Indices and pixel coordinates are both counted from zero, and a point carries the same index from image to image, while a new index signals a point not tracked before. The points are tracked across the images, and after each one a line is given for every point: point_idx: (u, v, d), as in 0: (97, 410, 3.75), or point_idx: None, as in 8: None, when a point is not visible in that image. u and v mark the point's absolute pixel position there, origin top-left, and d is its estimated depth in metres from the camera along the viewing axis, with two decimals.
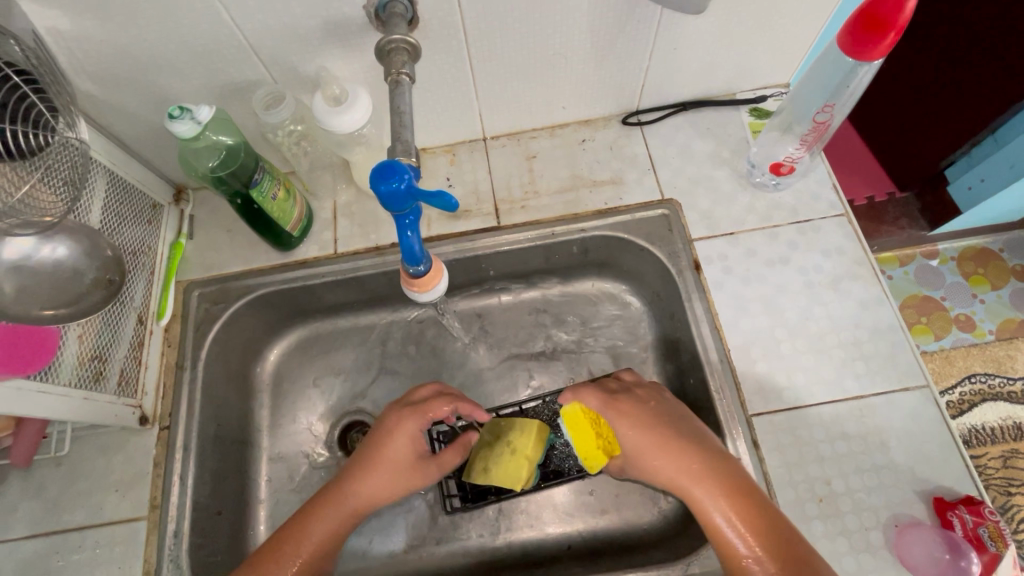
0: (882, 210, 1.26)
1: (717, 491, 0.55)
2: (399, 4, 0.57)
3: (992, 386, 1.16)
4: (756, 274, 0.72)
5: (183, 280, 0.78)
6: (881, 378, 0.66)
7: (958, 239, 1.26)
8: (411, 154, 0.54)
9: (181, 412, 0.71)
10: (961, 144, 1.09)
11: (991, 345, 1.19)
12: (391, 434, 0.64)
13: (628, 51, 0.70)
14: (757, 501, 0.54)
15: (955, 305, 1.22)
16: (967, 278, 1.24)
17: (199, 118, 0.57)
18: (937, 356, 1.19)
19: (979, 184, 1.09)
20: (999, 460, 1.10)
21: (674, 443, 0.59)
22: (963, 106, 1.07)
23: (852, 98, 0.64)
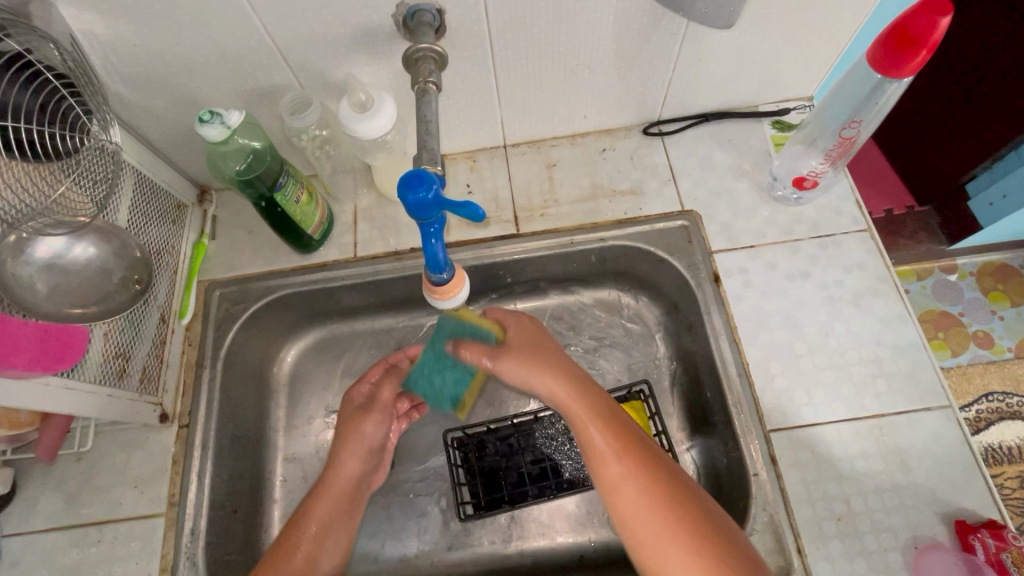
0: (900, 224, 1.25)
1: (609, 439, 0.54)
2: (427, 13, 0.58)
3: (1010, 405, 1.14)
4: (776, 288, 0.71)
5: (204, 280, 0.79)
6: (902, 397, 0.65)
7: (979, 254, 1.24)
8: (437, 163, 0.55)
9: (200, 410, 0.72)
10: (981, 159, 1.09)
11: (1010, 363, 1.17)
12: (346, 413, 0.71)
13: (653, 61, 0.70)
14: (652, 451, 0.54)
15: (973, 321, 1.21)
16: (986, 293, 1.22)
17: (228, 122, 0.58)
18: (953, 372, 1.17)
19: (1001, 200, 1.07)
20: (1016, 479, 1.08)
21: (565, 373, 0.58)
22: (988, 122, 1.05)
23: (879, 114, 0.64)
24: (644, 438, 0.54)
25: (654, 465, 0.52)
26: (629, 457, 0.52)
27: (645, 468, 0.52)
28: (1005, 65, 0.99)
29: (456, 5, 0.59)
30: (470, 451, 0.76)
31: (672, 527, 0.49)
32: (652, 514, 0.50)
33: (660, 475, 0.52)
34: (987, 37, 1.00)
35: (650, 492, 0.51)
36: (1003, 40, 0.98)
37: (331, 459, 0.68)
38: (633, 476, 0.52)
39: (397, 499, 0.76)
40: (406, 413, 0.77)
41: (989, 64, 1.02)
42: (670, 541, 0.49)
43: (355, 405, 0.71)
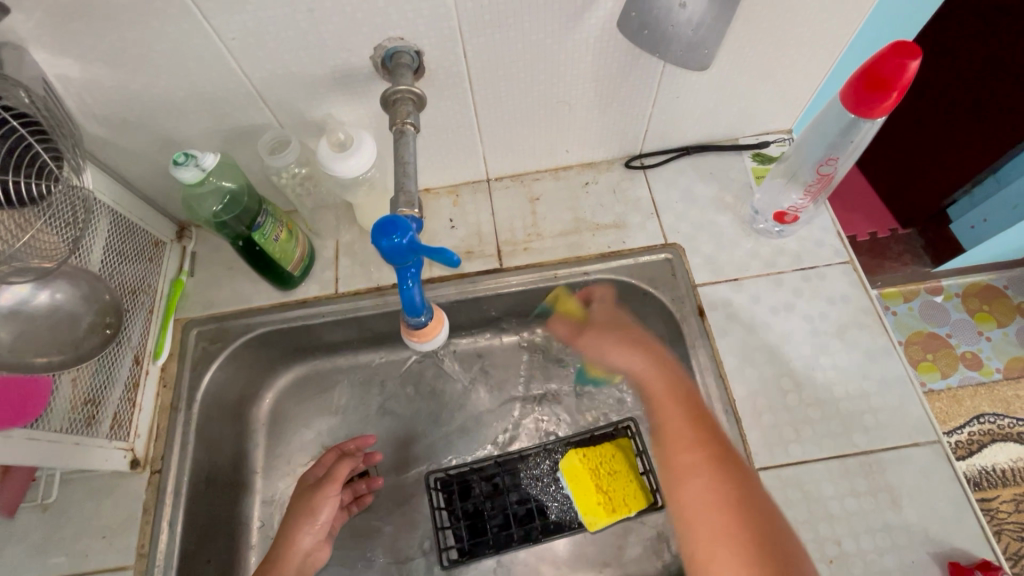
0: (884, 247, 1.27)
1: (695, 433, 0.61)
2: (405, 56, 0.58)
3: (1001, 427, 1.13)
4: (761, 321, 0.71)
5: (182, 318, 0.78)
6: (890, 433, 0.64)
7: (962, 275, 1.25)
8: (414, 205, 0.53)
9: (174, 455, 0.70)
10: (961, 184, 1.11)
11: (999, 385, 1.17)
12: (300, 489, 0.71)
13: (633, 98, 0.71)
14: (739, 477, 0.57)
15: (961, 342, 1.21)
16: (972, 315, 1.23)
17: (203, 164, 0.56)
18: (944, 394, 1.17)
19: (982, 224, 1.09)
20: (1011, 503, 1.07)
21: (666, 378, 0.66)
22: (969, 149, 1.08)
23: (854, 152, 0.65)
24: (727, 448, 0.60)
25: (735, 488, 0.56)
26: (705, 468, 0.58)
27: (714, 485, 0.57)
28: (993, 94, 1.01)
29: (435, 46, 0.59)
30: (453, 493, 0.73)
31: (734, 527, 0.54)
32: (714, 536, 0.54)
33: (743, 493, 0.55)
34: (972, 66, 1.03)
35: (716, 514, 0.55)
36: (993, 70, 0.99)
37: (279, 534, 0.68)
38: (705, 486, 0.57)
39: (379, 542, 0.74)
40: (348, 505, 0.75)
41: (976, 92, 1.04)
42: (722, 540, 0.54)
43: (309, 481, 0.72)
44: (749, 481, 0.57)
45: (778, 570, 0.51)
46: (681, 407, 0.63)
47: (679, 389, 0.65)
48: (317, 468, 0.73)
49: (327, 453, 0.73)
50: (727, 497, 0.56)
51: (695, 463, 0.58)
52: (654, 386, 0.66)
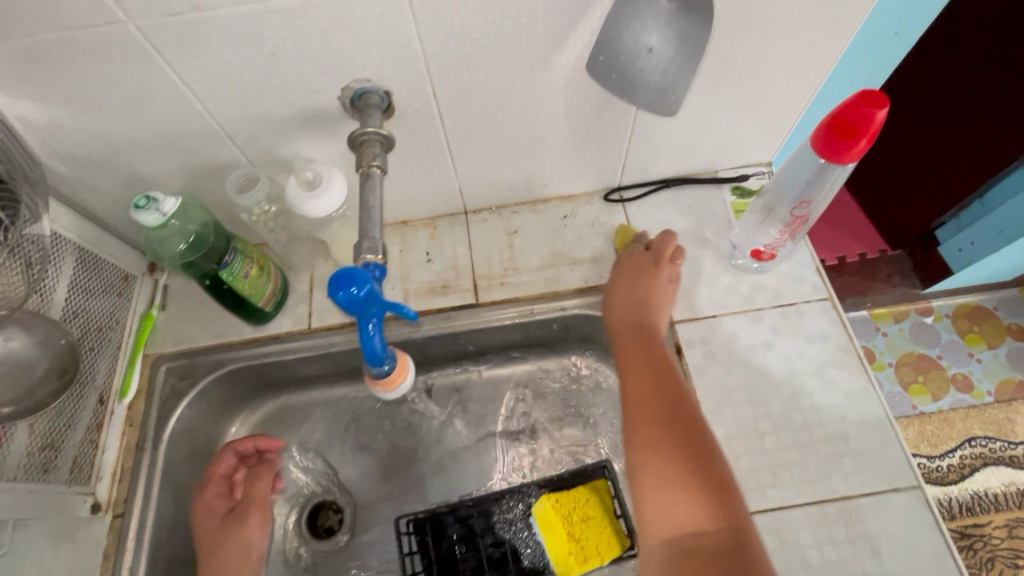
0: (874, 268, 1.27)
1: (648, 367, 0.62)
2: (374, 95, 0.58)
3: (993, 450, 1.12)
4: (739, 360, 0.69)
5: (151, 353, 0.76)
6: (869, 477, 0.63)
7: (952, 296, 1.25)
8: (378, 251, 0.53)
9: (138, 497, 0.68)
10: (949, 208, 1.12)
11: (990, 407, 1.16)
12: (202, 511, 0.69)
13: (607, 133, 0.70)
14: (681, 407, 0.58)
15: (952, 364, 1.20)
16: (963, 336, 1.22)
17: (164, 208, 0.55)
18: (935, 417, 1.16)
19: (970, 247, 1.10)
20: (1004, 529, 1.06)
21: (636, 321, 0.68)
22: (956, 176, 1.08)
23: (826, 194, 0.65)
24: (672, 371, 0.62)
25: (674, 414, 0.57)
26: (651, 395, 0.60)
27: (655, 410, 0.58)
28: (978, 124, 1.01)
29: (403, 87, 0.58)
30: (425, 535, 0.70)
31: (666, 446, 0.55)
32: (646, 451, 0.56)
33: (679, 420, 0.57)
34: (957, 95, 1.03)
35: (651, 434, 0.56)
36: (977, 100, 1.00)
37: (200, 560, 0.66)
38: (646, 411, 0.59)
39: None
40: None
41: (962, 122, 1.04)
42: (652, 455, 0.55)
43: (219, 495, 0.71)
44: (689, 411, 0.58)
45: (698, 488, 0.52)
46: (640, 346, 0.65)
47: (641, 328, 0.67)
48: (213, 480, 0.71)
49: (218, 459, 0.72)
50: (663, 420, 0.57)
51: (642, 390, 0.60)
52: (623, 330, 0.68)
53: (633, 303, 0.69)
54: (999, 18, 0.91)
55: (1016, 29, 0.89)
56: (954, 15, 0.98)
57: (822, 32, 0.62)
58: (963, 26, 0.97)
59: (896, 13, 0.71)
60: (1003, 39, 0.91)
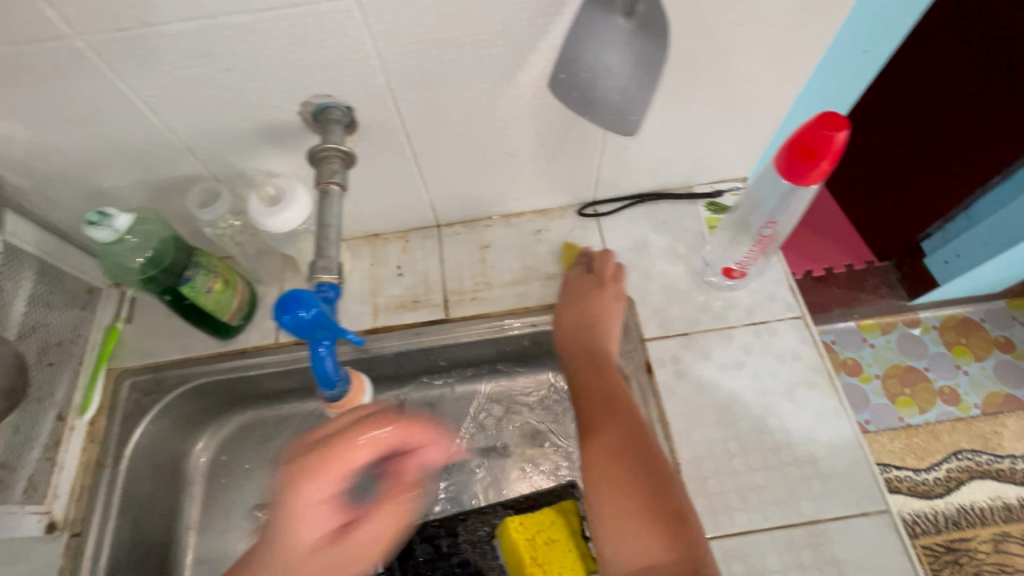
0: (863, 278, 1.26)
1: (600, 392, 0.62)
2: (336, 110, 0.57)
3: (979, 463, 1.11)
4: (709, 379, 0.69)
5: (115, 367, 0.74)
6: (838, 500, 0.62)
7: (940, 308, 1.24)
8: (333, 270, 0.52)
9: (96, 516, 0.66)
10: (935, 220, 1.11)
11: (977, 420, 1.15)
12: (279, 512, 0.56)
13: (578, 149, 0.70)
14: (636, 428, 0.57)
15: (940, 376, 1.19)
16: (951, 347, 1.22)
17: (117, 225, 0.54)
18: (921, 429, 1.15)
19: (955, 259, 1.09)
20: (989, 543, 1.05)
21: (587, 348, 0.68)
22: (941, 189, 1.08)
23: (790, 217, 0.65)
24: (624, 395, 0.61)
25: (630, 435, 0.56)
26: (606, 417, 0.58)
27: (611, 431, 0.57)
28: (965, 136, 1.00)
29: (365, 103, 0.58)
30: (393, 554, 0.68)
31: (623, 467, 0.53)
32: (603, 473, 0.54)
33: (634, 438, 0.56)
34: (942, 109, 1.03)
35: (607, 457, 0.55)
36: (964, 111, 0.99)
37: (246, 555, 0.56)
38: (601, 433, 0.57)
39: None
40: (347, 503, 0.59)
41: (948, 133, 1.03)
42: (606, 477, 0.53)
43: (304, 513, 0.55)
44: (644, 432, 0.57)
45: (655, 510, 0.50)
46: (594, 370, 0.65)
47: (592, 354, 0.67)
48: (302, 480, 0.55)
49: (327, 460, 0.55)
50: (618, 443, 0.55)
51: (597, 413, 0.59)
52: (577, 357, 0.67)
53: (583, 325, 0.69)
54: (988, 29, 0.90)
55: (1001, 43, 0.89)
56: (941, 26, 0.97)
57: (789, 51, 0.62)
58: (947, 40, 0.97)
59: (861, 35, 0.67)
60: (993, 50, 0.90)
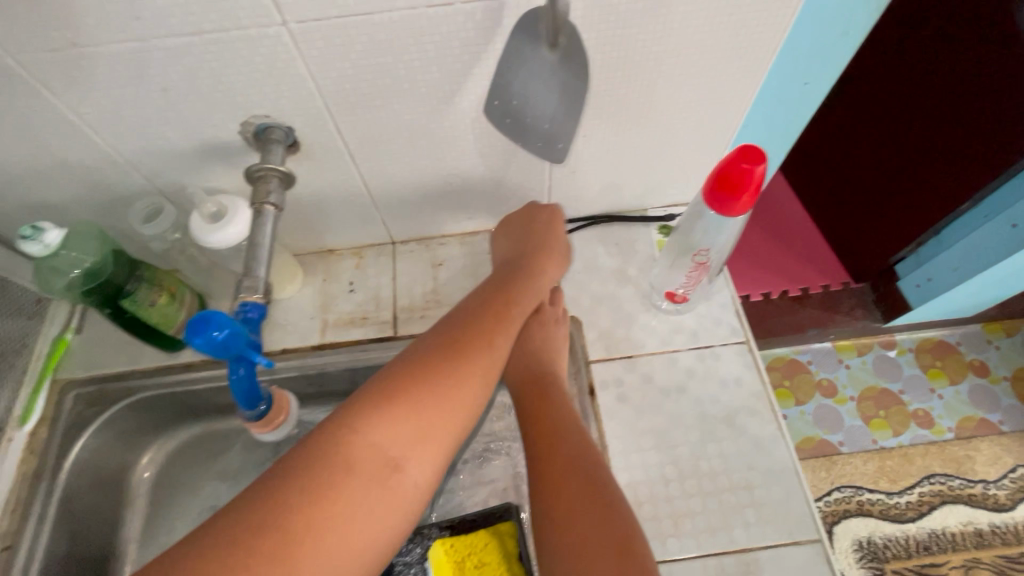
0: (837, 300, 1.24)
1: (546, 421, 0.61)
2: (277, 130, 0.58)
3: (952, 488, 1.11)
4: (651, 403, 0.69)
5: (60, 378, 0.73)
6: (770, 529, 0.62)
7: (915, 330, 1.24)
8: (258, 290, 0.56)
9: (29, 529, 0.65)
10: (907, 243, 1.11)
11: (951, 444, 1.15)
12: (395, 370, 0.53)
13: (526, 171, 0.70)
14: (583, 453, 0.57)
15: (913, 399, 1.19)
16: (926, 371, 1.22)
17: (48, 240, 0.55)
18: (895, 452, 1.15)
19: (927, 283, 1.09)
20: (961, 569, 1.05)
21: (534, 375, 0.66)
22: (912, 213, 1.08)
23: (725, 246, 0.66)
24: (573, 422, 0.61)
25: (577, 462, 0.56)
26: (555, 447, 0.58)
27: (559, 461, 0.57)
28: (936, 156, 1.01)
29: (306, 124, 0.58)
30: None
31: (569, 499, 0.53)
32: (554, 506, 0.54)
33: (580, 467, 0.56)
34: (915, 134, 1.04)
35: (555, 488, 0.55)
36: (937, 131, 0.99)
37: (311, 451, 0.47)
38: (549, 465, 0.57)
39: None
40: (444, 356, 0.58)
41: (920, 154, 1.04)
42: (555, 509, 0.53)
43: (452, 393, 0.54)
44: (591, 459, 0.57)
45: (603, 541, 0.50)
46: (539, 398, 0.64)
47: (538, 381, 0.66)
48: (469, 332, 0.57)
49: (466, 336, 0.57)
50: (567, 471, 0.56)
51: (546, 443, 0.59)
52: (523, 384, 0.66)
53: (503, 275, 0.67)
54: (963, 49, 0.91)
55: (974, 68, 0.90)
56: (918, 45, 0.99)
57: (728, 82, 0.62)
58: (922, 65, 0.98)
59: (801, 70, 0.63)
60: (966, 69, 0.91)
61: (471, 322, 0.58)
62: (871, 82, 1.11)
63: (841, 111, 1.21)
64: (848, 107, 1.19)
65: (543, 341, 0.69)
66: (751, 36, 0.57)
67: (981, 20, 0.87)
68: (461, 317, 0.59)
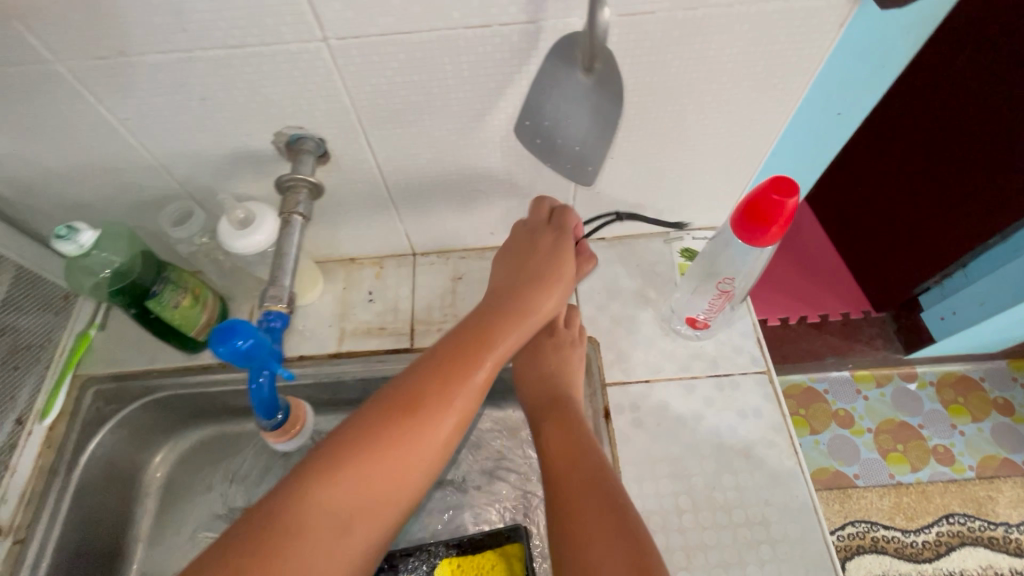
0: (857, 328, 1.22)
1: (559, 443, 0.61)
2: (309, 141, 0.59)
3: (971, 529, 1.08)
4: (667, 430, 0.68)
5: (82, 373, 0.75)
6: (786, 566, 0.60)
7: (937, 363, 1.21)
8: (283, 299, 0.56)
9: (42, 522, 0.66)
10: (931, 275, 1.08)
11: (972, 484, 1.12)
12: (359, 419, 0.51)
13: (550, 190, 0.70)
14: (598, 473, 0.56)
15: (933, 435, 1.16)
16: (946, 406, 1.19)
17: (83, 240, 0.56)
18: (912, 489, 1.11)
19: (951, 316, 1.06)
20: None
21: (551, 397, 0.66)
22: (940, 246, 1.06)
23: (752, 276, 0.66)
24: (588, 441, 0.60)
25: (591, 481, 0.56)
26: (568, 468, 0.58)
27: (573, 483, 0.56)
28: (970, 189, 0.99)
29: (337, 136, 0.59)
30: None
31: (583, 523, 0.53)
32: (571, 529, 0.53)
33: (595, 489, 0.55)
34: (948, 165, 1.02)
35: (570, 509, 0.54)
36: (971, 164, 0.97)
37: (268, 510, 0.46)
38: (563, 487, 0.56)
39: None
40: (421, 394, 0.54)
41: (952, 186, 1.02)
42: (571, 532, 0.53)
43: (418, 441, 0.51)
44: (607, 480, 0.56)
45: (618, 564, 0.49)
46: (553, 419, 0.64)
47: (552, 404, 0.66)
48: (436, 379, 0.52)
49: (431, 384, 0.52)
50: (579, 490, 0.55)
51: (559, 465, 0.59)
52: (540, 408, 0.66)
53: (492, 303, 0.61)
54: (996, 84, 0.89)
55: (1005, 103, 0.88)
56: (953, 78, 0.97)
57: (762, 110, 0.62)
58: (957, 96, 0.97)
59: (834, 99, 0.62)
60: (1000, 103, 0.89)
61: (451, 364, 0.53)
62: (902, 113, 1.10)
63: (872, 140, 1.20)
64: (878, 136, 1.18)
65: (560, 363, 0.69)
66: (789, 65, 0.56)
67: (1016, 57, 0.85)
68: (438, 357, 0.54)
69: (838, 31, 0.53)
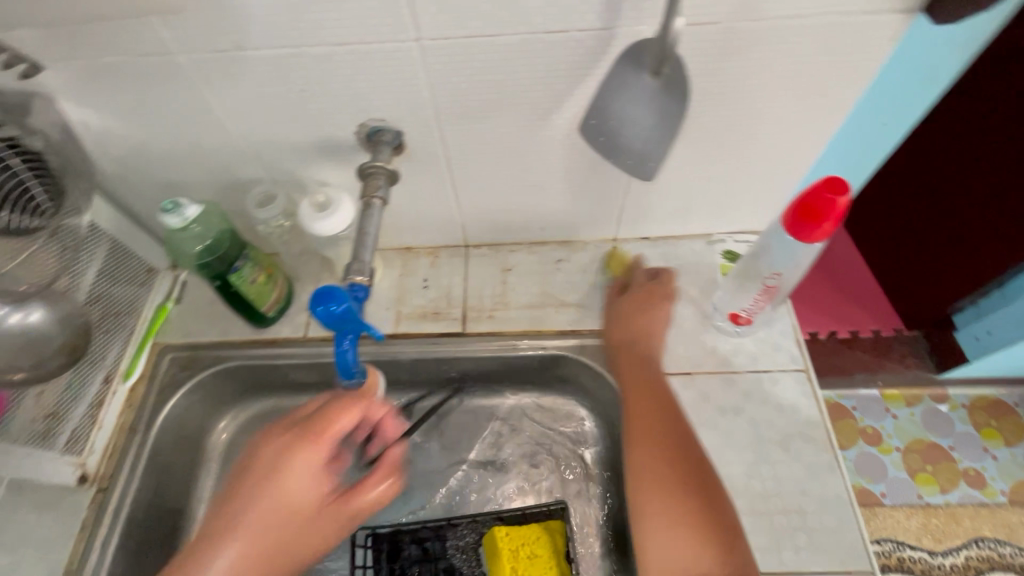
0: (887, 346, 1.23)
1: (652, 410, 0.65)
2: (387, 133, 0.64)
3: (1002, 556, 1.07)
4: (707, 419, 0.71)
5: (159, 341, 0.82)
6: (822, 555, 0.63)
7: (970, 386, 1.20)
8: (365, 273, 0.61)
9: (123, 473, 0.72)
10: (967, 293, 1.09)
11: (1004, 509, 1.11)
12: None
13: (603, 187, 0.74)
14: (688, 444, 0.62)
15: (963, 457, 1.15)
16: (979, 429, 1.18)
17: (186, 213, 0.64)
18: (941, 511, 1.11)
19: (987, 336, 1.07)
20: None
21: (642, 366, 0.70)
22: (979, 263, 1.06)
23: (795, 269, 0.67)
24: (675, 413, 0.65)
25: (681, 452, 0.61)
26: (658, 434, 0.62)
27: (664, 448, 0.61)
28: (1007, 210, 1.00)
29: (414, 129, 0.64)
30: (382, 553, 0.71)
31: (671, 485, 0.58)
32: (656, 488, 0.59)
33: (686, 458, 0.60)
34: (989, 182, 1.03)
35: (659, 470, 0.59)
36: (1011, 182, 0.98)
37: None
38: (652, 449, 0.61)
39: None
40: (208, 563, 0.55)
41: (992, 203, 1.03)
42: (656, 489, 0.58)
43: None
44: (695, 452, 0.61)
45: (703, 528, 0.55)
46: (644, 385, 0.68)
47: (645, 372, 0.70)
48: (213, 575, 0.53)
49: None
50: (669, 457, 0.60)
51: (649, 428, 0.63)
52: (631, 373, 0.70)
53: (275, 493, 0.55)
54: None
55: None
56: (994, 97, 0.99)
57: (812, 119, 0.65)
58: (999, 116, 0.99)
59: (883, 105, 0.67)
60: None
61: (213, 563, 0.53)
62: (944, 130, 1.11)
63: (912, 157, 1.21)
64: (918, 153, 1.19)
65: (650, 339, 0.73)
66: (841, 77, 0.60)
67: None
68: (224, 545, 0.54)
69: (890, 46, 0.57)
